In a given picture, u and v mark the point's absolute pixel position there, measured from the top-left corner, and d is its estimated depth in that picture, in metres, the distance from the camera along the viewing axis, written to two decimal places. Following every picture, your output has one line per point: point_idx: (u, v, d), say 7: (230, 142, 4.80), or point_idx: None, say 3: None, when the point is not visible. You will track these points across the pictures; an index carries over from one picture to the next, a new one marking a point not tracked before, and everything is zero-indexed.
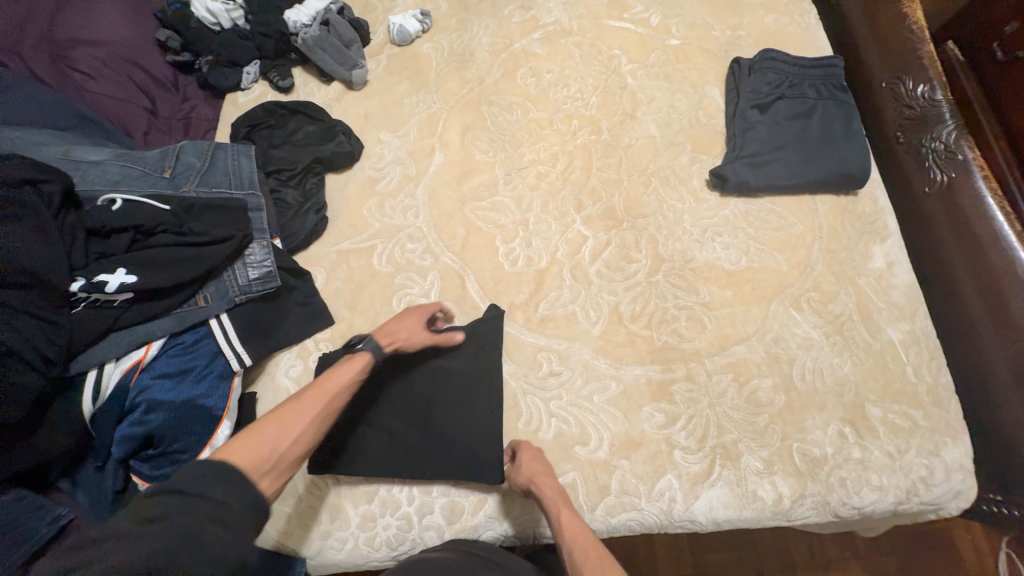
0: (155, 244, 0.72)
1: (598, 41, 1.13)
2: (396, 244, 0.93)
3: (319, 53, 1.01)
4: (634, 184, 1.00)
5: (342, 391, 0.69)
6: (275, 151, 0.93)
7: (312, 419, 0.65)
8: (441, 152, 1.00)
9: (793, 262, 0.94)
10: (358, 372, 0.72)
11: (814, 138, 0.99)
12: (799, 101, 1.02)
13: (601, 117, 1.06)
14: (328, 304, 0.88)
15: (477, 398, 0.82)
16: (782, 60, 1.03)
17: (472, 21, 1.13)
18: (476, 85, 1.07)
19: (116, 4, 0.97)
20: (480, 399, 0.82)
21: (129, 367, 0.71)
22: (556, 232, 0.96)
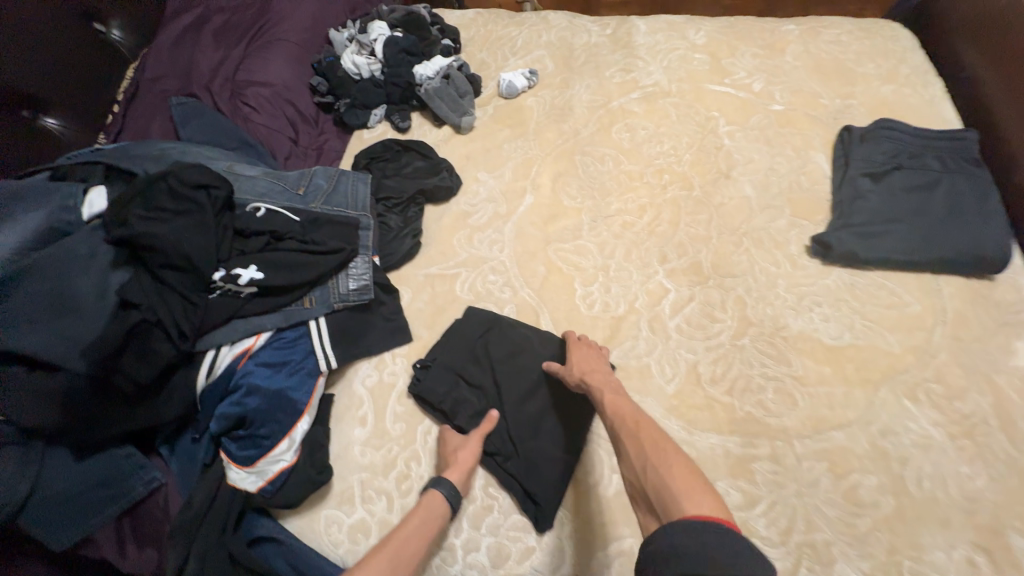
0: (281, 249, 0.83)
1: (697, 103, 1.15)
2: (478, 275, 0.97)
3: (437, 101, 1.14)
4: (724, 242, 0.97)
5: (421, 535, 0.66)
6: (388, 181, 1.05)
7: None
8: (531, 194, 1.06)
9: (908, 345, 0.83)
10: (433, 517, 0.69)
11: (938, 214, 0.90)
12: (921, 173, 0.94)
13: (693, 174, 1.06)
14: (410, 323, 0.94)
15: (537, 436, 0.80)
16: (901, 130, 0.98)
17: (574, 80, 1.23)
18: (572, 137, 1.14)
19: (286, 54, 1.18)
20: (541, 436, 0.80)
21: (239, 352, 0.79)
22: (637, 281, 0.95)
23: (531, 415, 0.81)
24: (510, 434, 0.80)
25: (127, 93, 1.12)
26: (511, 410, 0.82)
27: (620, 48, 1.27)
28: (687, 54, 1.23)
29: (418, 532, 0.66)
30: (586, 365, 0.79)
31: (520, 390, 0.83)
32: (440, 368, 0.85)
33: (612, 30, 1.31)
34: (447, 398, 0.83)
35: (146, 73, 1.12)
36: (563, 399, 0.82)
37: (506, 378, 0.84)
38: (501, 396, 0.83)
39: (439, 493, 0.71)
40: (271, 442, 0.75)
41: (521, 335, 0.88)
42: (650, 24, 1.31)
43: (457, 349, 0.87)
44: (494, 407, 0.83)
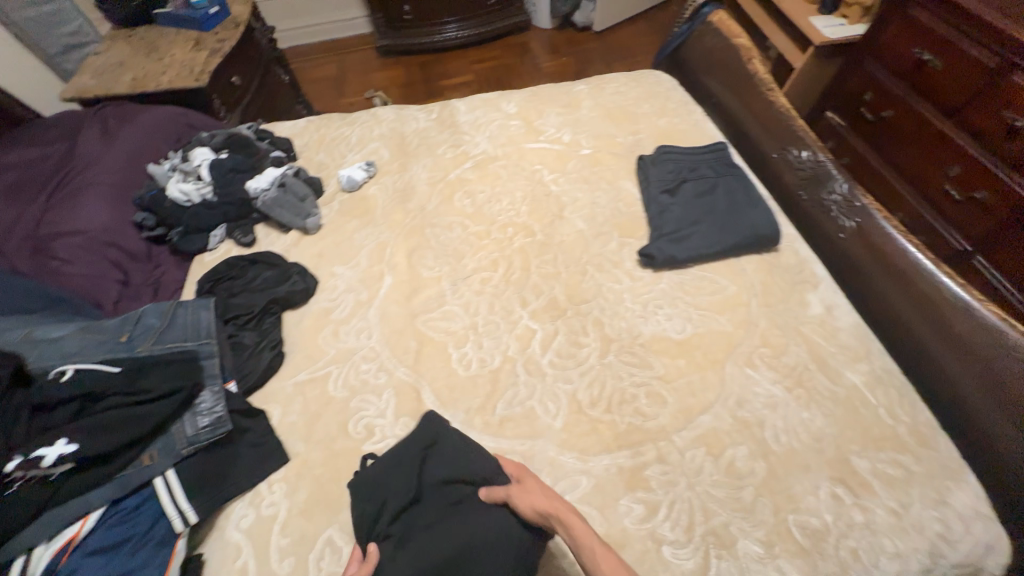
0: (102, 409, 0.73)
1: (521, 161, 1.31)
2: (349, 368, 0.95)
3: (276, 209, 1.15)
4: (572, 274, 1.07)
5: None
6: (235, 300, 1.00)
7: None
8: (390, 274, 1.08)
9: (736, 321, 0.97)
10: None
11: (723, 209, 1.09)
12: (702, 181, 1.14)
13: (532, 221, 1.17)
14: (284, 441, 0.86)
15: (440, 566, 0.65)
16: (677, 151, 1.19)
17: (411, 163, 1.33)
18: (419, 213, 1.21)
19: (101, 197, 1.12)
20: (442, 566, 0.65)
21: (58, 548, 0.65)
22: (506, 331, 1.00)
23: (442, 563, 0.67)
24: None
25: None
26: (423, 555, 0.68)
27: (447, 128, 1.42)
28: (504, 122, 1.41)
29: None
30: (539, 499, 0.67)
31: (444, 515, 0.73)
32: (360, 495, 0.77)
33: (437, 114, 1.46)
34: (368, 521, 0.74)
35: None
36: (477, 548, 0.66)
37: (434, 511, 0.74)
38: (423, 530, 0.72)
39: None
40: None
41: (469, 455, 0.79)
42: (469, 104, 1.48)
43: (391, 475, 0.78)
44: (411, 539, 0.71)
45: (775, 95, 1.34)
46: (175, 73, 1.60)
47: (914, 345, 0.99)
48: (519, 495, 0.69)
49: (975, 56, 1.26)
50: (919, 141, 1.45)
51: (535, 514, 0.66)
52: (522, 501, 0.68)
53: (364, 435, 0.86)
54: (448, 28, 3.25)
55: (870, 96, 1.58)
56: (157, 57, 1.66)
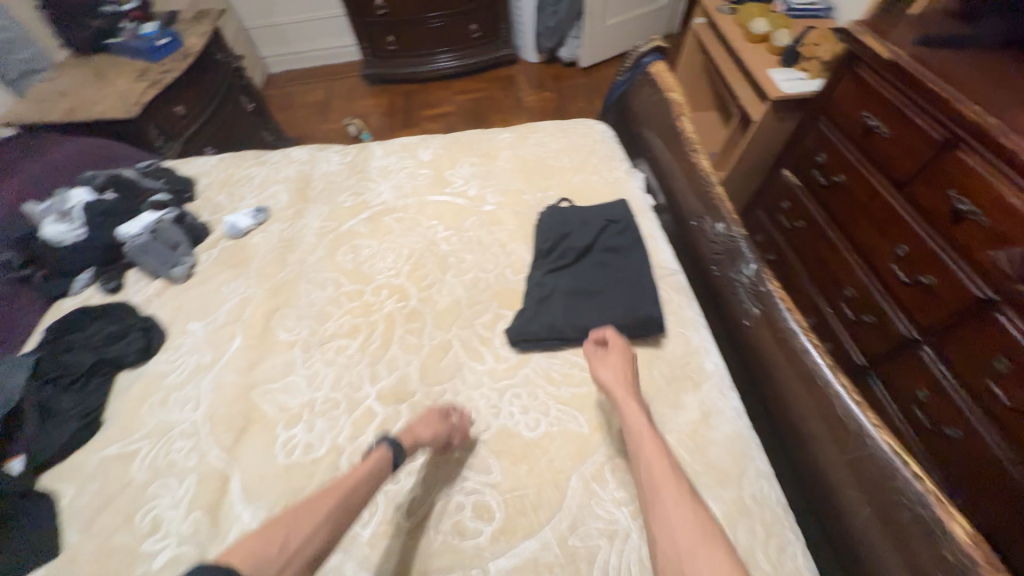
0: None
1: (419, 214, 1.23)
2: (161, 446, 0.86)
3: (143, 256, 1.11)
4: (435, 349, 0.98)
5: (361, 479, 0.73)
6: (62, 358, 0.94)
7: (324, 525, 0.66)
8: (241, 336, 1.01)
9: (595, 423, 0.86)
10: (376, 465, 0.75)
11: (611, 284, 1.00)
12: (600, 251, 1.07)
13: (409, 284, 1.09)
14: (63, 528, 0.78)
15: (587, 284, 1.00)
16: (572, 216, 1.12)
17: (307, 210, 1.27)
18: (297, 266, 1.14)
19: None
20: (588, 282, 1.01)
21: None
22: (344, 411, 0.90)
23: (583, 291, 0.99)
24: (557, 278, 1.03)
25: None
26: (581, 276, 1.02)
27: (355, 174, 1.36)
28: (414, 170, 1.34)
29: (358, 478, 0.73)
30: (612, 378, 0.83)
31: (607, 240, 1.07)
32: (553, 221, 1.11)
33: (351, 159, 1.41)
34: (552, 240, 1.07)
35: None
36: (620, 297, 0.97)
37: (594, 256, 1.06)
38: (585, 267, 1.04)
39: (382, 447, 0.77)
40: None
41: (640, 247, 1.06)
42: (385, 148, 1.43)
43: (578, 219, 1.10)
44: (574, 266, 1.05)
45: (696, 156, 1.23)
46: (109, 104, 1.61)
47: (820, 471, 0.82)
48: (600, 361, 0.86)
49: (920, 125, 1.12)
50: (871, 211, 1.30)
51: (609, 377, 0.84)
52: (599, 371, 0.85)
53: (146, 529, 0.77)
54: (438, 58, 3.28)
55: (824, 157, 1.44)
56: (99, 87, 1.68)
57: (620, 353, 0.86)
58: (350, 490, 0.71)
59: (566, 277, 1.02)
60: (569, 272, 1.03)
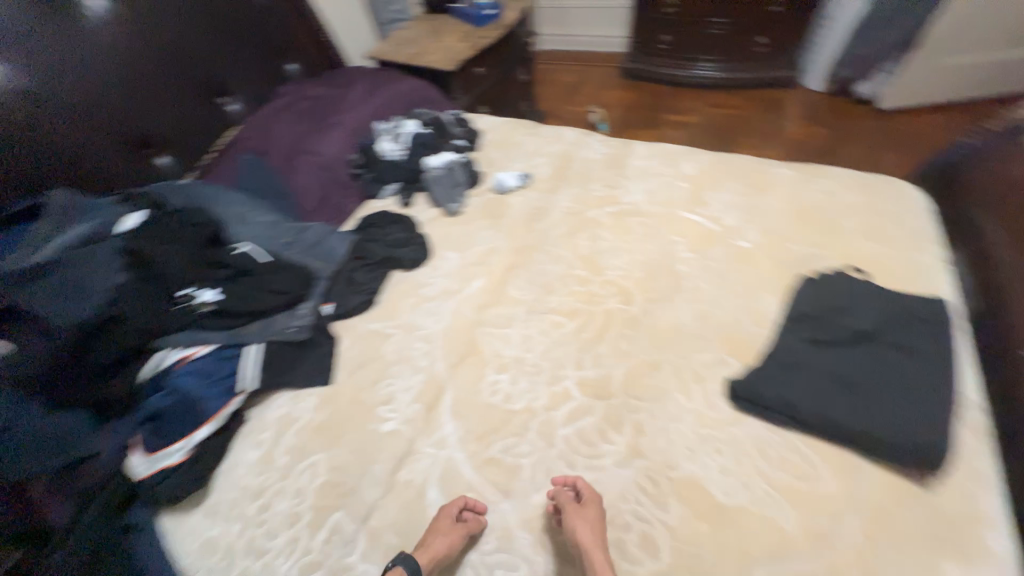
0: (244, 283, 1.00)
1: (665, 226, 1.20)
2: (407, 340, 1.06)
3: (435, 185, 1.35)
4: (644, 363, 0.96)
5: None
6: (367, 244, 1.22)
7: None
8: (482, 278, 1.16)
9: (808, 529, 0.73)
10: None
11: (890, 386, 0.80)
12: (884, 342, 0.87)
13: (636, 290, 1.08)
14: (335, 368, 1.03)
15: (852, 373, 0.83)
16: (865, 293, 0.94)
17: (561, 188, 1.36)
18: (539, 235, 1.24)
19: (342, 135, 1.54)
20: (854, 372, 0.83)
21: (178, 358, 0.93)
22: (545, 381, 0.97)
23: (845, 378, 0.82)
24: (813, 349, 0.88)
25: (225, 145, 1.52)
26: (848, 361, 0.85)
27: (612, 167, 1.40)
28: (671, 181, 1.31)
29: None
30: (588, 540, 0.71)
31: (901, 334, 0.87)
32: (831, 290, 0.95)
33: (612, 152, 1.46)
34: (823, 312, 0.92)
35: (246, 131, 1.55)
36: (898, 408, 0.78)
37: (873, 346, 0.86)
38: (857, 354, 0.86)
39: (398, 569, 0.71)
40: (170, 438, 0.86)
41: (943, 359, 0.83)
42: (647, 151, 1.43)
43: (867, 300, 0.92)
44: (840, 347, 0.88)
45: None
46: (438, 57, 2.00)
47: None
48: (575, 515, 0.73)
49: None
50: None
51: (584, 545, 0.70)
52: (574, 530, 0.71)
53: (382, 398, 0.97)
54: (699, 66, 3.12)
55: None
56: (435, 43, 2.10)
57: (598, 514, 0.74)
58: None
59: (825, 355, 0.86)
60: (833, 351, 0.87)
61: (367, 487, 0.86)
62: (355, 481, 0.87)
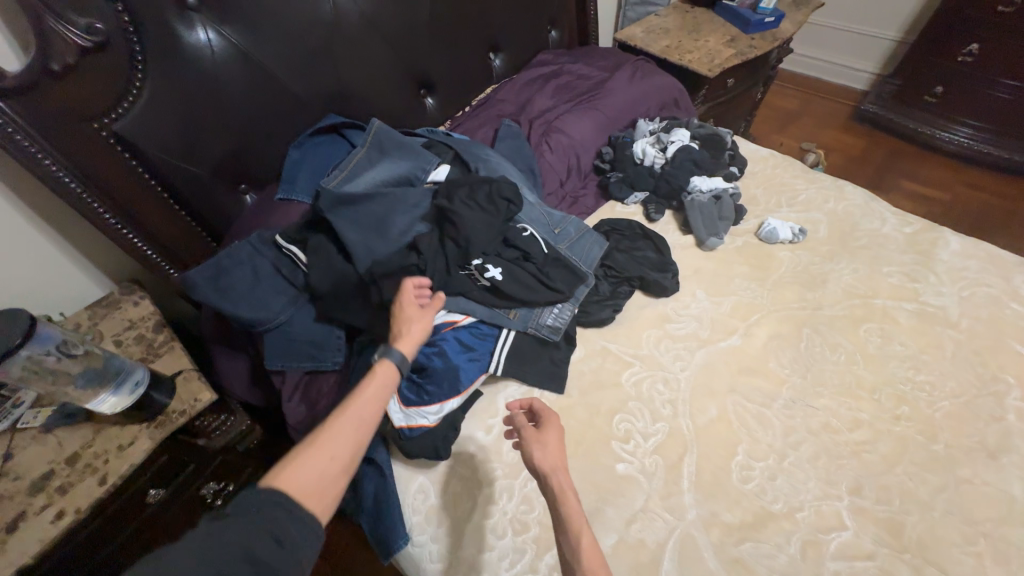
0: (521, 267, 0.97)
1: (989, 355, 0.96)
2: (649, 377, 0.97)
3: (696, 212, 1.21)
4: (950, 525, 0.78)
5: (377, 393, 0.61)
6: (619, 255, 1.14)
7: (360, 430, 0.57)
8: (739, 337, 1.03)
9: None
10: (387, 377, 0.64)
11: None
12: None
13: (943, 425, 0.88)
14: (569, 378, 0.98)
15: None
16: None
17: (842, 257, 1.16)
18: (812, 308, 1.07)
19: (596, 122, 1.44)
20: None
21: (447, 321, 0.92)
22: (811, 491, 0.82)
23: None
24: None
25: (478, 103, 1.52)
26: None
27: (913, 252, 1.15)
28: (999, 297, 1.05)
29: (377, 395, 0.61)
30: (550, 463, 0.64)
31: None
32: None
33: (912, 232, 1.20)
34: None
35: (500, 94, 1.52)
36: None
37: None
38: None
39: (394, 356, 0.66)
40: (430, 399, 0.86)
41: None
42: (965, 245, 1.15)
43: None
44: None
45: None
46: (697, 58, 1.81)
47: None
48: (533, 441, 0.67)
49: None
50: None
51: (540, 471, 0.64)
52: (530, 454, 0.65)
53: (619, 434, 0.90)
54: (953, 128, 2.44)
55: None
56: (695, 41, 1.90)
57: (557, 435, 0.68)
58: (369, 402, 0.60)
59: None
60: None
61: (598, 528, 0.80)
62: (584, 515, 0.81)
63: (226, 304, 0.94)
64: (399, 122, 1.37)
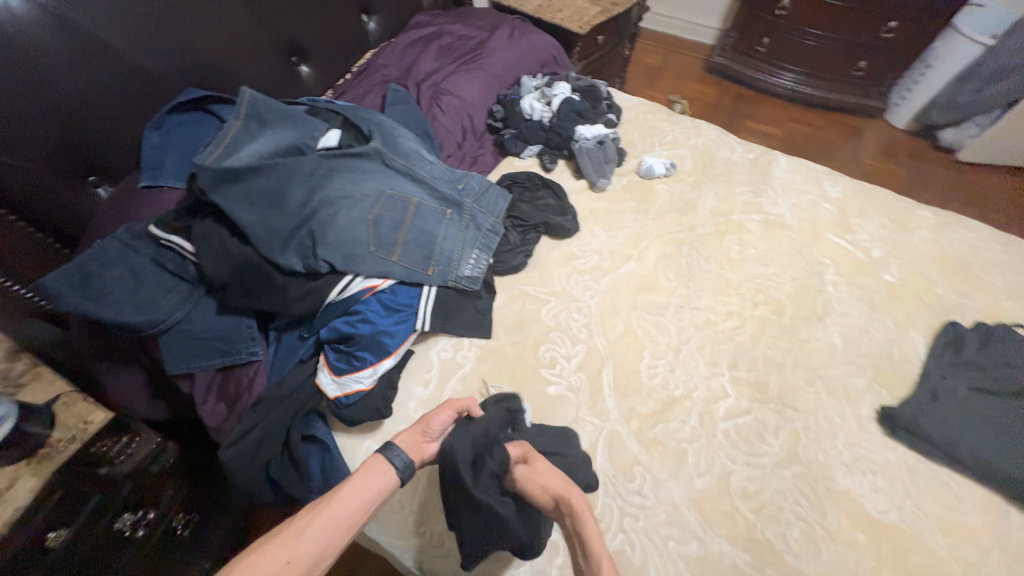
0: (430, 227, 0.99)
1: (813, 245, 1.23)
2: (564, 308, 1.08)
3: (585, 157, 1.32)
4: (797, 376, 1.00)
5: (358, 497, 0.66)
6: (522, 205, 1.21)
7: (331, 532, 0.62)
8: (633, 262, 1.17)
9: (955, 553, 0.80)
10: (374, 475, 0.69)
11: None
12: None
13: (788, 303, 1.12)
14: (494, 324, 1.05)
15: (1007, 422, 0.88)
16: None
17: (705, 184, 1.36)
18: (687, 229, 1.25)
19: (483, 82, 1.46)
20: (1009, 421, 0.88)
21: (366, 287, 0.92)
22: (701, 374, 1.00)
23: (1002, 425, 0.88)
24: (965, 396, 0.92)
25: (359, 69, 1.46)
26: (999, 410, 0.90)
27: (756, 174, 1.40)
28: (817, 201, 1.32)
29: (358, 491, 0.67)
30: (556, 487, 0.72)
31: None
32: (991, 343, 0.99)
33: (754, 157, 1.44)
34: (979, 360, 0.97)
35: (379, 59, 1.47)
36: None
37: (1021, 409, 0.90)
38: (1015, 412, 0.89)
39: (384, 455, 0.71)
40: (361, 364, 0.87)
41: None
42: (791, 163, 1.42)
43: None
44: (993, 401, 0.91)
45: None
46: (568, 17, 1.91)
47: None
48: (530, 475, 0.74)
49: None
50: None
51: (547, 494, 0.71)
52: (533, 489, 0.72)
53: (546, 362, 0.99)
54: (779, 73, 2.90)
55: None
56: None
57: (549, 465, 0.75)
58: (347, 507, 0.65)
59: (981, 403, 0.91)
60: (989, 403, 0.91)
61: None
62: None
63: (103, 310, 0.82)
64: (274, 95, 1.26)
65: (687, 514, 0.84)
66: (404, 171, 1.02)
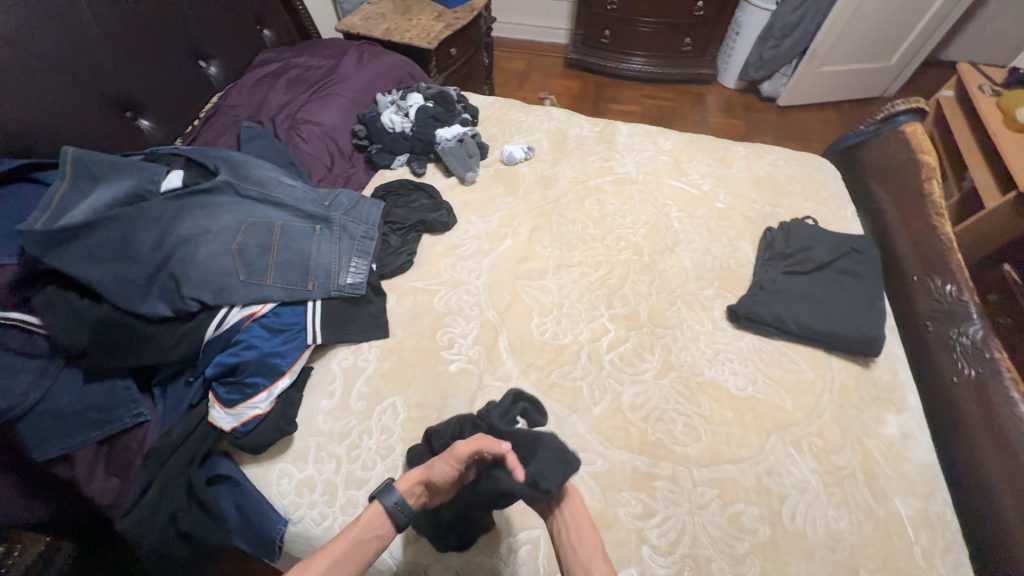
0: (301, 246, 1.02)
1: (657, 191, 1.42)
2: (454, 293, 1.15)
3: (449, 156, 1.42)
4: (661, 300, 1.16)
5: (352, 550, 0.69)
6: (397, 210, 1.27)
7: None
8: (510, 239, 1.28)
9: (799, 404, 0.98)
10: (370, 526, 0.72)
11: (845, 300, 1.08)
12: (845, 273, 1.13)
13: (645, 243, 1.29)
14: (390, 322, 1.09)
15: (815, 294, 1.10)
16: (824, 232, 1.21)
17: (562, 160, 1.52)
18: (553, 201, 1.39)
19: (339, 105, 1.51)
20: (816, 293, 1.10)
21: (245, 315, 0.93)
22: (584, 319, 1.12)
23: (811, 297, 1.09)
24: (784, 281, 1.13)
25: (207, 114, 1.44)
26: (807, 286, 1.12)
27: (603, 143, 1.58)
28: (655, 155, 1.53)
29: (353, 545, 0.70)
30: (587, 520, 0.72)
31: (850, 266, 1.14)
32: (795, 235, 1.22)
33: (599, 129, 1.64)
34: (790, 250, 1.19)
35: (226, 101, 1.46)
36: (851, 316, 1.05)
37: (821, 280, 1.13)
38: (819, 284, 1.12)
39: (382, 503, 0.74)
40: (254, 390, 0.87)
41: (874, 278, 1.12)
42: (630, 128, 1.63)
43: (822, 239, 1.19)
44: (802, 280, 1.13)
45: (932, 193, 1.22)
46: (416, 35, 2.02)
47: (992, 521, 0.86)
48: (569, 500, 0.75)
49: None
50: None
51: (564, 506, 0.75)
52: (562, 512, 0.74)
53: (445, 343, 1.06)
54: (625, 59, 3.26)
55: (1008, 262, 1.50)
56: (409, 20, 2.11)
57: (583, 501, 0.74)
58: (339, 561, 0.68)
59: (796, 284, 1.12)
60: (801, 283, 1.13)
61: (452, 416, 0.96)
62: (437, 416, 0.95)
63: None
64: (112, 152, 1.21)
65: (589, 438, 0.94)
66: (262, 199, 1.05)
